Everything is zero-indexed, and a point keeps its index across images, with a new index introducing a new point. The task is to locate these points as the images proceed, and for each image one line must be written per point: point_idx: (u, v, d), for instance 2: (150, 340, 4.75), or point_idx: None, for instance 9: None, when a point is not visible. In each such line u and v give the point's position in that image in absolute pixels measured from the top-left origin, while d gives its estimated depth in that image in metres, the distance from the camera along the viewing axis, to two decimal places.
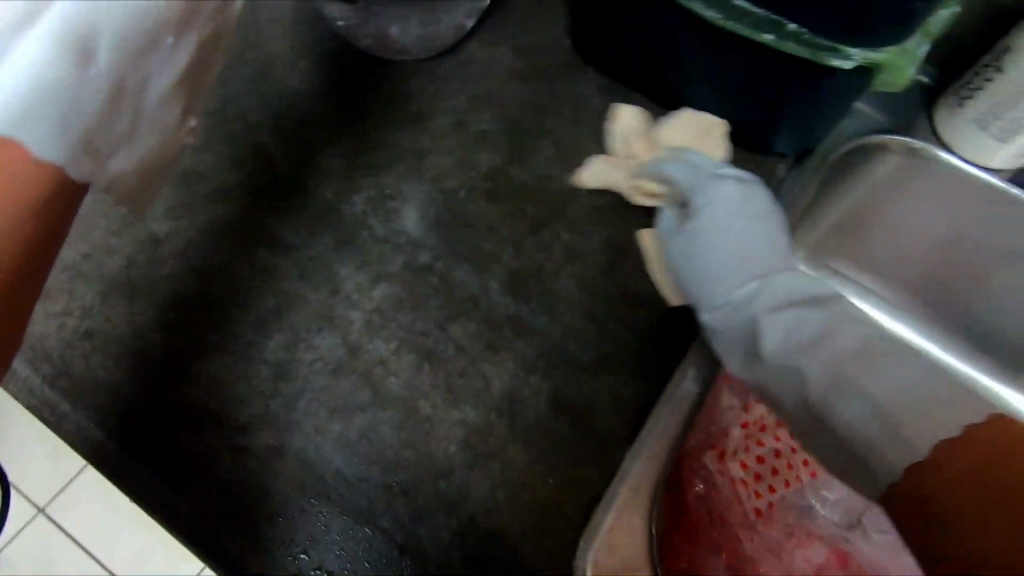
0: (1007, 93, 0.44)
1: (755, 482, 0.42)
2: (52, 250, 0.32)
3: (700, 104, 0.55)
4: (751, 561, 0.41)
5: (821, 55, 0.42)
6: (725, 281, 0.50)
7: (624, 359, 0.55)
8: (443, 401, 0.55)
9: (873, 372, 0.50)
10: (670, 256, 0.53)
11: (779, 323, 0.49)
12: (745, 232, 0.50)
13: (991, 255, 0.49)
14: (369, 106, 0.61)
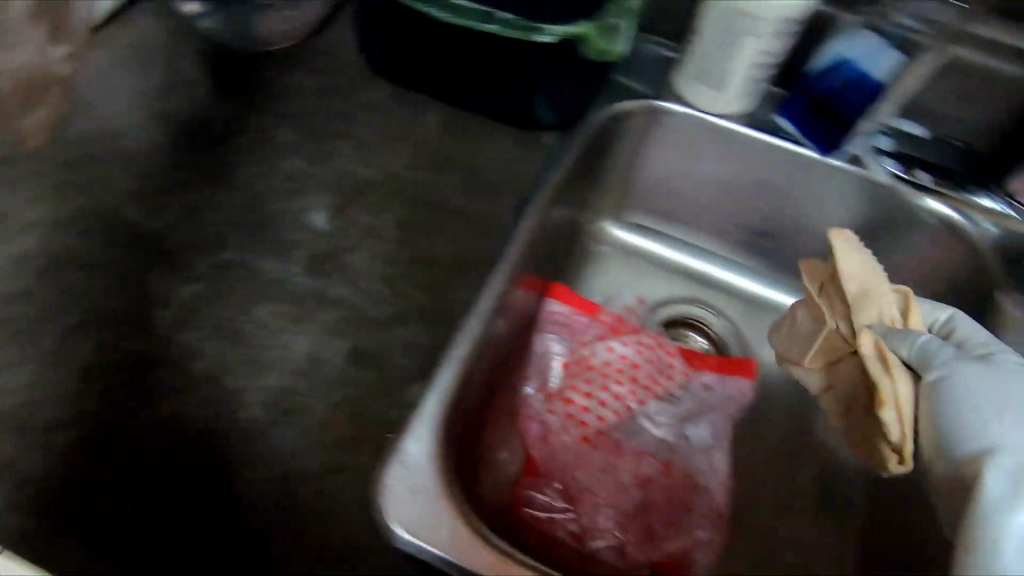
0: (711, 53, 0.60)
1: (582, 416, 0.64)
2: None
3: (478, 90, 0.65)
4: (584, 485, 0.60)
5: (528, 34, 0.55)
6: (975, 425, 0.51)
7: (414, 316, 0.60)
8: (245, 375, 0.57)
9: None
10: (932, 388, 0.54)
11: (997, 449, 0.49)
12: (991, 394, 0.52)
13: (744, 195, 0.72)
14: (250, 107, 0.68)
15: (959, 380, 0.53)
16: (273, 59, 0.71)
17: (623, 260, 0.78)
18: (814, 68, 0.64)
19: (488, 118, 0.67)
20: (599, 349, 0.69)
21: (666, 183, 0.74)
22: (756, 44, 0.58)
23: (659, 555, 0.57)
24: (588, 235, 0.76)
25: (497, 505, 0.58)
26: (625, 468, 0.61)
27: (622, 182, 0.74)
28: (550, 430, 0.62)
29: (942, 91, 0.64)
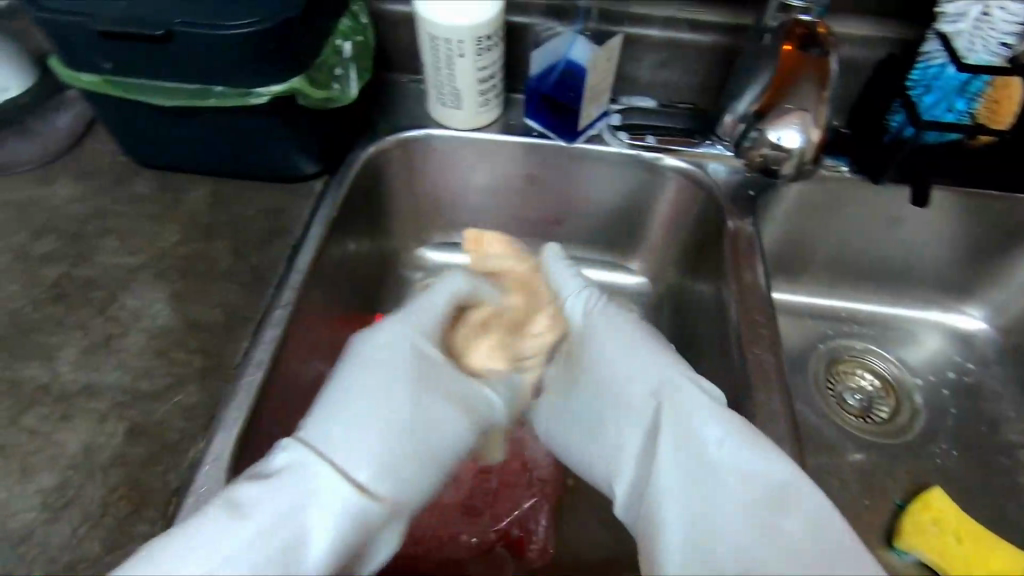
0: (439, 79, 0.68)
1: None
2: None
3: (240, 160, 0.67)
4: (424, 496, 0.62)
5: (249, 99, 0.58)
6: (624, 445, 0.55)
7: (202, 368, 0.54)
8: (11, 486, 0.47)
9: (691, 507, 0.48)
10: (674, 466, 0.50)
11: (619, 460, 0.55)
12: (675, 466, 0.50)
13: (524, 189, 0.78)
14: (15, 235, 0.63)
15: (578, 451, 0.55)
16: (30, 177, 0.68)
17: (438, 278, 0.82)
18: (535, 72, 0.71)
19: (255, 178, 0.69)
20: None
21: (453, 199, 0.79)
22: (470, 62, 0.65)
23: (499, 534, 0.62)
24: (399, 263, 0.81)
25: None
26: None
27: (415, 209, 0.79)
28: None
29: (648, 63, 0.74)
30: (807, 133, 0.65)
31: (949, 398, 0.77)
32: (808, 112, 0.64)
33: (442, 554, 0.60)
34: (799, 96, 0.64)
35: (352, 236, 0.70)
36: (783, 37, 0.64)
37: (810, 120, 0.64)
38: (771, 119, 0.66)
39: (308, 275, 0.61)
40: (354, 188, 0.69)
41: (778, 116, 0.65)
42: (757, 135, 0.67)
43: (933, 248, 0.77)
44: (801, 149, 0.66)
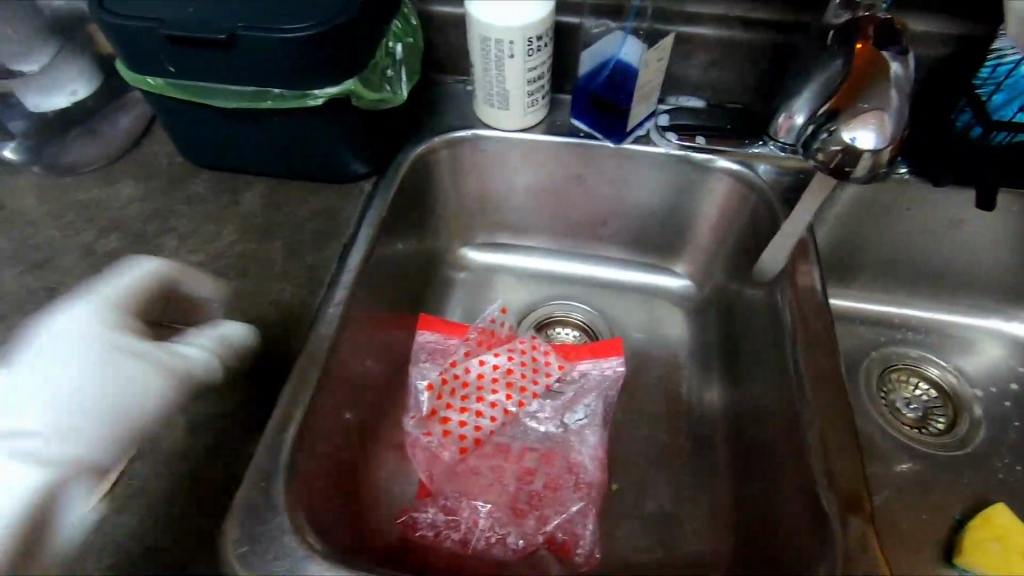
0: (487, 80, 0.68)
1: (460, 431, 0.66)
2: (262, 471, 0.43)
3: (291, 161, 0.68)
4: (471, 495, 0.63)
5: (305, 100, 0.59)
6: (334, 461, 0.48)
7: (257, 365, 0.55)
8: None
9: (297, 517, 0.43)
10: None
11: None
12: None
13: (568, 190, 0.78)
14: (80, 233, 0.66)
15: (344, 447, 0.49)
16: (94, 178, 0.71)
17: (481, 278, 0.83)
18: (584, 73, 0.70)
19: (306, 179, 0.70)
20: (472, 365, 0.69)
21: (497, 199, 0.79)
22: (520, 63, 0.65)
23: (543, 536, 0.61)
24: (442, 263, 0.81)
25: (389, 540, 0.61)
26: (506, 467, 0.65)
27: (459, 209, 0.80)
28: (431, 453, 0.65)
29: (698, 63, 0.73)
30: (883, 134, 0.54)
31: (1012, 410, 0.74)
32: (887, 113, 0.54)
33: (486, 555, 0.60)
34: (877, 93, 0.54)
35: (399, 235, 0.70)
36: (855, 36, 0.58)
37: (890, 122, 0.54)
38: (843, 118, 0.55)
39: (359, 275, 0.61)
40: (402, 188, 0.70)
41: (854, 117, 0.55)
42: (828, 138, 0.56)
43: (997, 253, 0.74)
44: (876, 152, 0.55)
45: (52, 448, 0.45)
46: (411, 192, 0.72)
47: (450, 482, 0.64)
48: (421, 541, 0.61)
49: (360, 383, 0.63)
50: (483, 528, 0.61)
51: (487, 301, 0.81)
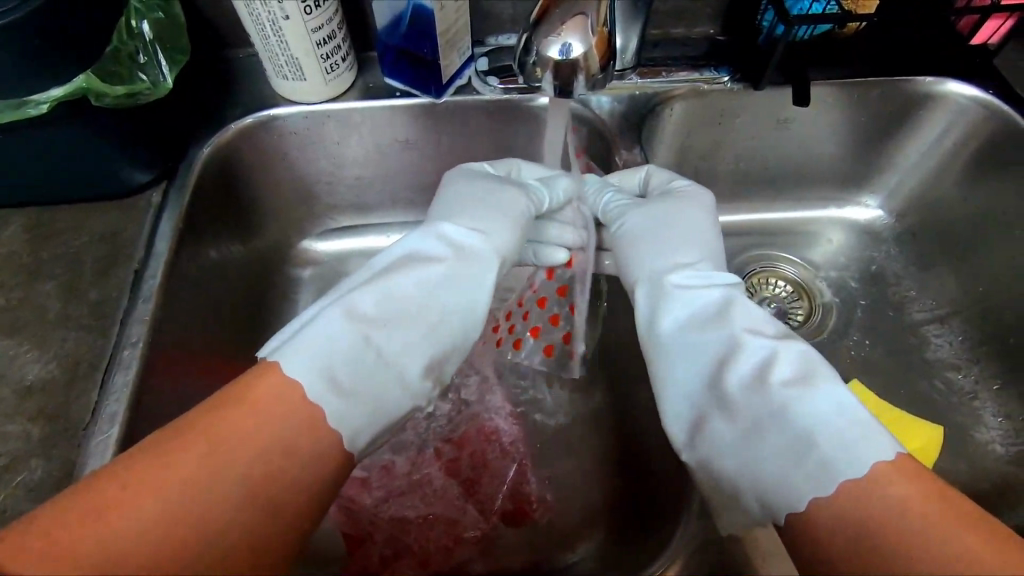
0: (268, 48, 0.58)
1: (393, 465, 0.59)
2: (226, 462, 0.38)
3: (47, 184, 0.57)
4: (396, 521, 0.57)
5: (27, 110, 0.48)
6: (408, 317, 0.51)
7: (41, 437, 0.47)
8: None
9: (387, 350, 0.49)
10: (386, 293, 0.51)
11: (372, 299, 0.50)
12: (402, 298, 0.51)
13: (401, 153, 0.71)
14: None
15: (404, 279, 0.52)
16: None
17: (331, 268, 0.76)
18: (384, 24, 0.61)
19: (79, 200, 0.59)
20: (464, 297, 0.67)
21: (325, 179, 0.72)
22: (298, 25, 0.55)
23: (497, 515, 0.58)
24: (281, 260, 0.74)
25: None
26: (428, 462, 0.60)
27: (285, 198, 0.71)
28: (344, 500, 0.57)
29: None
30: (589, 47, 0.45)
31: (858, 290, 0.79)
32: (588, 18, 0.44)
33: (453, 563, 0.56)
34: None
35: (210, 243, 0.62)
36: None
37: (587, 23, 0.44)
38: (546, 21, 0.44)
39: (159, 304, 0.52)
40: (198, 193, 0.60)
41: (551, 27, 0.44)
42: (536, 57, 0.45)
43: (822, 145, 0.76)
44: (586, 62, 0.46)
45: (420, 332, 0.50)
46: (215, 193, 0.63)
47: (374, 513, 0.57)
48: None
49: None
50: (438, 533, 0.56)
51: None
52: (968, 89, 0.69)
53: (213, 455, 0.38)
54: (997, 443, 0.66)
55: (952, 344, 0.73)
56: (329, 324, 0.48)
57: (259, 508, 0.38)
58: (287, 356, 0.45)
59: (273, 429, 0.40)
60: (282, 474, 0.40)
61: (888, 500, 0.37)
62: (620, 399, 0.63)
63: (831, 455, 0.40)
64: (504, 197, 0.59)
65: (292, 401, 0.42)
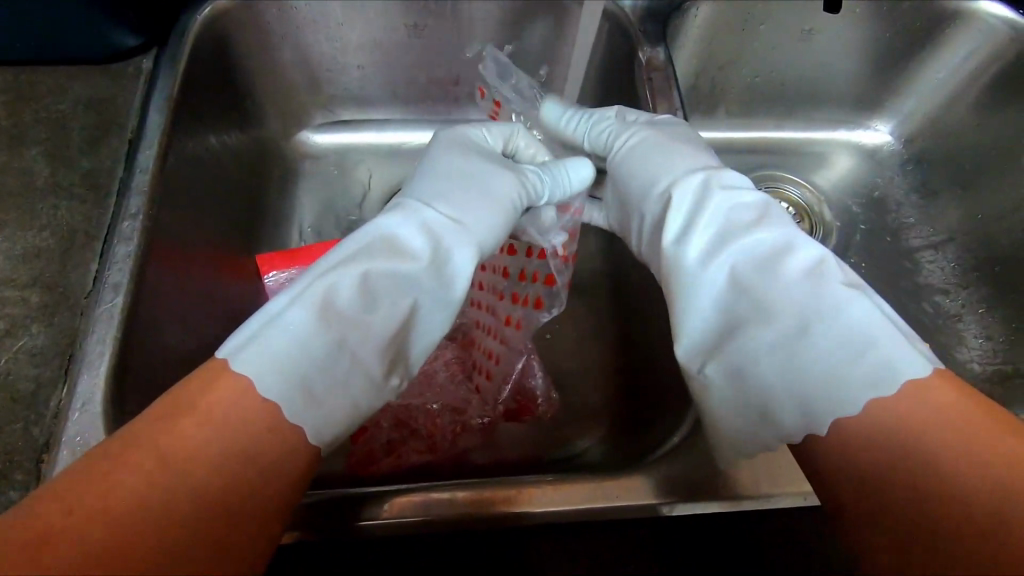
0: None
1: None
2: (167, 469, 0.31)
3: (31, 42, 0.53)
4: (400, 409, 0.57)
5: None
6: (394, 301, 0.42)
7: (38, 306, 0.45)
8: None
9: (385, 336, 0.40)
10: (362, 280, 0.41)
11: (345, 290, 0.40)
12: (384, 289, 0.42)
13: (410, 41, 0.66)
14: None
15: (388, 267, 0.42)
16: None
17: (331, 164, 0.72)
18: None
19: (64, 63, 0.55)
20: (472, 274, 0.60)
21: (327, 65, 0.67)
22: None
23: (502, 408, 0.59)
24: (279, 152, 0.70)
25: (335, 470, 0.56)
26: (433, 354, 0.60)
27: (284, 84, 0.67)
28: None
29: None
30: None
31: (860, 215, 0.79)
32: None
33: (458, 448, 0.57)
34: None
35: (207, 122, 0.58)
36: None
37: None
38: None
39: (158, 179, 0.49)
40: (194, 67, 0.56)
41: None
42: None
43: (844, 62, 0.74)
44: None
45: (402, 329, 0.42)
46: (212, 67, 0.59)
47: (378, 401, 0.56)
48: (388, 467, 0.55)
49: (201, 302, 0.54)
50: (445, 421, 0.57)
51: (340, 187, 0.71)
52: (1000, 8, 0.67)
53: (150, 472, 0.31)
54: (975, 361, 0.67)
55: (945, 270, 0.73)
56: (293, 323, 0.37)
57: (227, 518, 0.32)
58: (255, 364, 0.35)
59: (212, 435, 0.33)
60: (240, 470, 0.33)
61: (928, 421, 0.34)
62: (627, 306, 0.63)
63: (889, 365, 0.36)
64: (493, 183, 0.51)
65: (236, 404, 0.34)
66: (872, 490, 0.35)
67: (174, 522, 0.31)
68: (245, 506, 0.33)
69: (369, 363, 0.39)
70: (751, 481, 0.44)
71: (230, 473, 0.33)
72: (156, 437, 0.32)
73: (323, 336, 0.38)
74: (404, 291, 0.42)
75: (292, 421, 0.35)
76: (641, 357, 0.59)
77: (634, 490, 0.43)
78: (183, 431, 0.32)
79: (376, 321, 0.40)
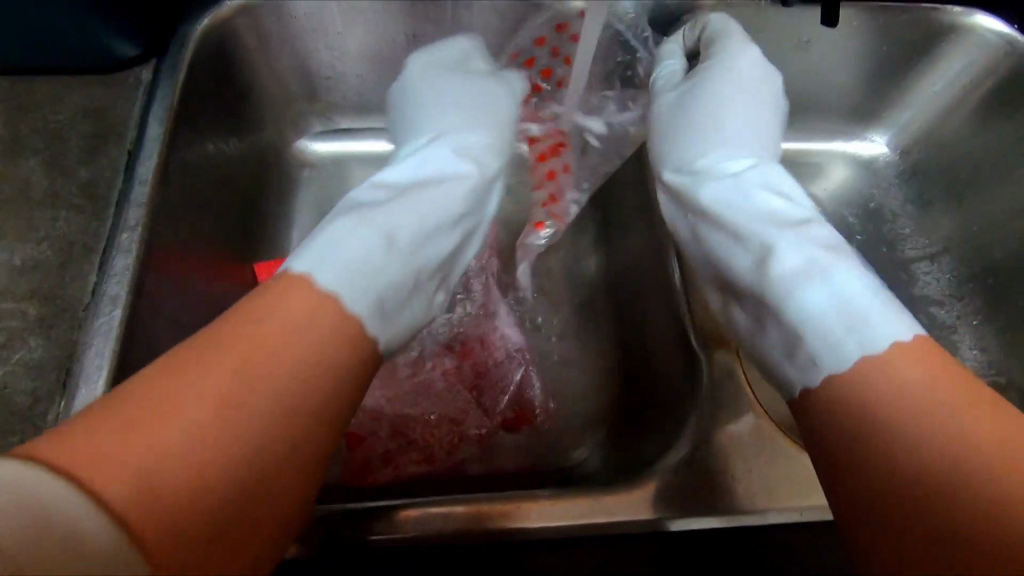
0: None
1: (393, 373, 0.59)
2: (228, 393, 0.29)
3: (34, 51, 0.53)
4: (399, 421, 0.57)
5: None
6: (438, 222, 0.43)
7: (35, 318, 0.45)
8: None
9: (431, 251, 0.42)
10: (404, 203, 0.42)
11: (390, 212, 0.41)
12: (424, 208, 0.43)
13: (409, 51, 0.66)
14: None
15: (418, 195, 0.43)
16: None
17: (330, 173, 0.72)
18: None
19: (66, 72, 0.56)
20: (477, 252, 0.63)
21: (326, 74, 0.67)
22: None
23: (499, 418, 0.59)
24: (279, 160, 0.70)
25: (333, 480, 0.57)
26: (431, 368, 0.60)
27: (284, 92, 0.67)
28: None
29: None
30: None
31: (856, 225, 0.80)
32: None
33: (455, 459, 0.57)
34: None
35: (207, 130, 0.58)
36: None
37: None
38: None
39: (158, 189, 0.50)
40: (194, 76, 0.56)
41: None
42: None
43: (841, 74, 0.75)
44: None
45: (442, 248, 0.43)
46: (212, 75, 0.59)
47: (375, 413, 0.57)
48: (386, 478, 0.55)
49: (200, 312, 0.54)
50: (443, 432, 0.57)
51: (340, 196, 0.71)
52: (994, 22, 0.68)
53: (213, 394, 0.29)
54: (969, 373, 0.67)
55: (940, 281, 0.74)
56: (342, 240, 0.38)
57: (269, 469, 0.29)
58: (314, 269, 0.35)
59: (278, 363, 0.31)
60: (292, 411, 0.30)
61: (918, 414, 0.31)
62: (625, 316, 0.63)
63: (877, 318, 0.35)
64: (499, 104, 0.54)
65: (299, 333, 0.32)
66: (861, 476, 0.33)
67: (223, 460, 0.28)
68: (290, 454, 0.30)
69: (419, 272, 0.41)
70: (747, 495, 0.46)
71: (284, 410, 0.30)
72: (222, 356, 0.30)
73: (377, 252, 0.38)
74: (442, 210, 0.44)
75: (348, 313, 0.34)
76: (639, 369, 0.59)
77: (629, 504, 0.44)
78: (248, 351, 0.30)
79: (425, 237, 0.42)
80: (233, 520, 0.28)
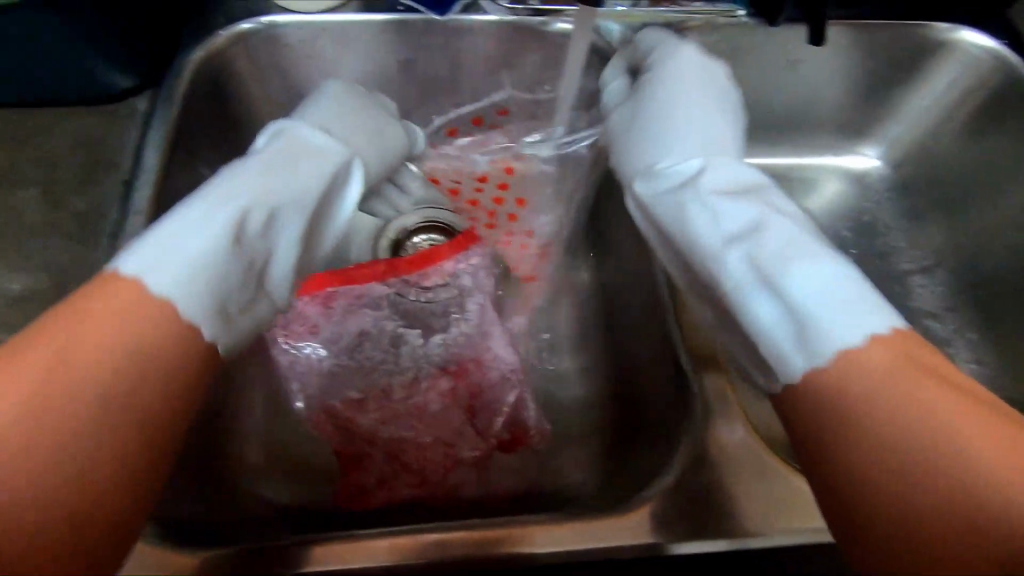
0: None
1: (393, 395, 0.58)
2: (65, 371, 0.30)
3: (33, 84, 0.54)
4: (395, 444, 0.57)
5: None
6: (263, 247, 0.42)
7: None
8: None
9: (278, 258, 0.42)
10: (248, 206, 0.41)
11: (237, 211, 0.40)
12: (267, 219, 0.42)
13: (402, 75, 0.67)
14: None
15: (270, 202, 0.42)
16: None
17: None
18: None
19: (64, 103, 0.57)
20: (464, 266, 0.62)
21: None
22: None
23: (494, 440, 0.59)
24: None
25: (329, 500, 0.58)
26: (430, 391, 0.58)
27: None
28: (342, 421, 0.57)
29: None
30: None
31: (850, 239, 0.79)
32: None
33: (449, 481, 0.58)
34: None
35: (202, 156, 0.59)
36: None
37: None
38: None
39: (153, 218, 0.50)
40: (189, 105, 0.57)
41: None
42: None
43: (829, 90, 0.76)
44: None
45: (291, 254, 0.43)
46: (208, 103, 0.60)
47: (371, 435, 0.57)
48: (381, 500, 0.56)
49: None
50: (437, 455, 0.57)
51: None
52: (979, 37, 0.69)
53: (49, 373, 0.30)
54: None
55: (933, 293, 0.73)
56: (183, 246, 0.36)
57: (127, 436, 0.31)
58: (154, 266, 0.35)
59: (104, 337, 0.31)
60: (131, 380, 0.32)
61: (912, 425, 0.31)
62: (619, 334, 0.63)
63: (851, 299, 0.35)
64: (359, 121, 0.55)
65: (132, 308, 0.33)
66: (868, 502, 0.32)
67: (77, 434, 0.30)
68: (144, 422, 0.32)
69: (250, 292, 0.40)
70: (743, 516, 0.46)
71: (127, 379, 0.31)
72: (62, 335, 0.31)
73: (221, 255, 0.38)
74: (289, 216, 0.43)
75: (182, 317, 0.34)
76: (633, 388, 0.59)
77: (621, 530, 0.43)
78: (86, 326, 0.32)
79: (259, 252, 0.41)
80: (111, 485, 0.31)
